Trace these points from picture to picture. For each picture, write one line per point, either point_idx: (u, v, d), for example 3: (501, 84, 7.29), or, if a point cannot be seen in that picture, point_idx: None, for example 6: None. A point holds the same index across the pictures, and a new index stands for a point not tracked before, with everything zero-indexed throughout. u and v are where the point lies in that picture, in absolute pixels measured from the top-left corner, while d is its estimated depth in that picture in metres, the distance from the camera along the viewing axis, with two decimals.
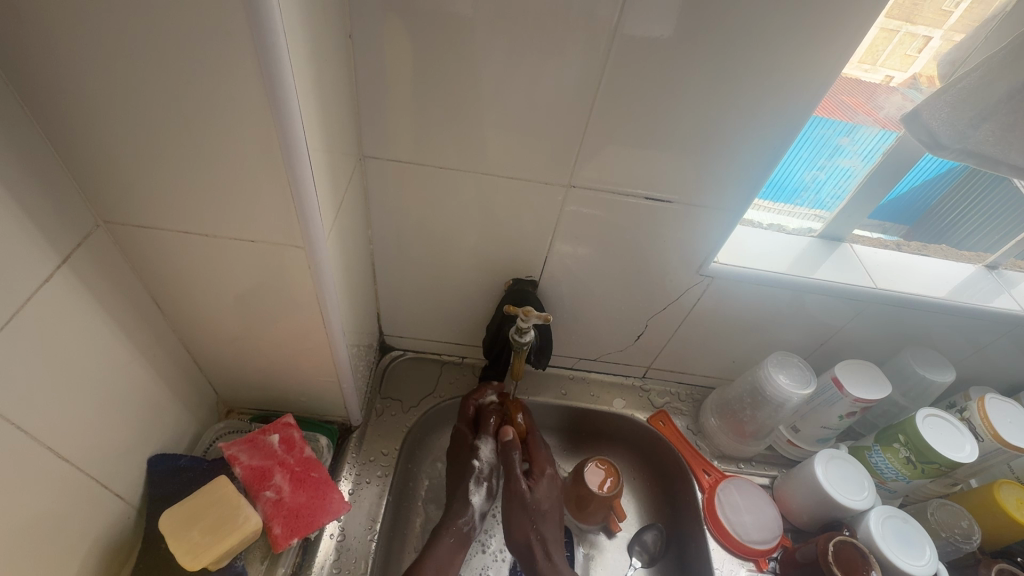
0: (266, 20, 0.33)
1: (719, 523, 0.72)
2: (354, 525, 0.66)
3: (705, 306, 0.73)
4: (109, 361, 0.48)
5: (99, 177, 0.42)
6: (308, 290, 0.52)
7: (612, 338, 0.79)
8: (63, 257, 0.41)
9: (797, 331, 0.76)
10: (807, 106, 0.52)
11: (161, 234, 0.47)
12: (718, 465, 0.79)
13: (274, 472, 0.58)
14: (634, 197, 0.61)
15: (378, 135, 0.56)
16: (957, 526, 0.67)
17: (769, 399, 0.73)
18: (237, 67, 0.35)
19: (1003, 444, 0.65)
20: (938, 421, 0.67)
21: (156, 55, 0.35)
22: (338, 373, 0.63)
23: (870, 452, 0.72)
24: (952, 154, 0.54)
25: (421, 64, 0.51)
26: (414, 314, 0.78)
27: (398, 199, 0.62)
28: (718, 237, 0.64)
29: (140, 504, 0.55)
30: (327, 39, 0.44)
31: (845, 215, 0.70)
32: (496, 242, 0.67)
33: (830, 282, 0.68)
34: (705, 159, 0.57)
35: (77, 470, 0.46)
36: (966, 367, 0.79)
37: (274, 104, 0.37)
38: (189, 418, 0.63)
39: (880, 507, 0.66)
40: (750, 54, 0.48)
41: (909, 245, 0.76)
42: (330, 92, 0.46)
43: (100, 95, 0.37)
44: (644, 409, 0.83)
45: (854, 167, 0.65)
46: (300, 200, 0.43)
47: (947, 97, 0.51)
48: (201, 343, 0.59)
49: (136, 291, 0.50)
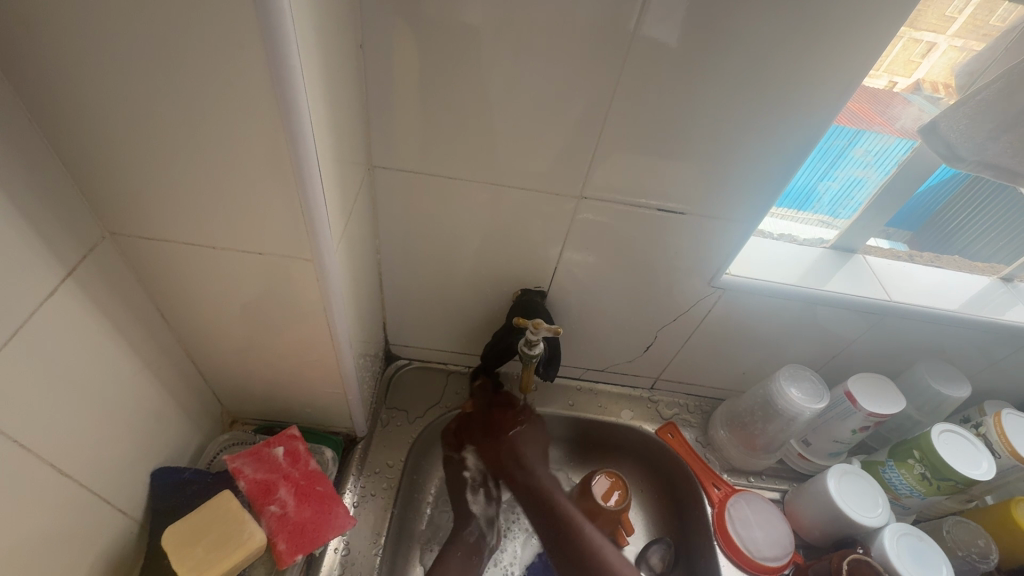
0: (277, 28, 0.32)
1: (729, 538, 0.70)
2: (359, 539, 0.65)
3: (715, 317, 0.72)
4: (114, 374, 0.47)
5: (106, 189, 0.41)
6: (316, 301, 0.51)
7: (620, 348, 0.78)
8: (69, 270, 0.41)
9: (809, 343, 0.75)
10: (823, 118, 0.51)
11: (167, 245, 0.46)
12: (728, 478, 0.78)
13: (279, 485, 0.58)
14: (645, 208, 0.60)
15: (388, 144, 0.55)
16: (975, 545, 0.66)
17: (779, 412, 0.72)
18: (249, 78, 0.34)
19: (1021, 461, 0.64)
20: (953, 436, 0.66)
21: (167, 68, 0.34)
22: (344, 384, 0.62)
23: (884, 467, 0.71)
24: (969, 166, 0.53)
25: (431, 71, 0.50)
26: (420, 323, 0.77)
27: (407, 208, 0.62)
28: (729, 249, 0.63)
29: (143, 519, 0.54)
30: (338, 47, 0.43)
31: (858, 226, 0.69)
32: (505, 252, 0.66)
33: (843, 295, 0.67)
34: (719, 170, 0.56)
35: (80, 485, 0.45)
36: (982, 380, 0.78)
37: (284, 114, 0.36)
38: (193, 430, 0.62)
39: (895, 524, 0.65)
40: (767, 65, 0.48)
41: (922, 256, 0.75)
42: (341, 100, 0.45)
43: (108, 107, 0.36)
44: (652, 421, 0.82)
45: (868, 177, 0.64)
46: (310, 211, 0.42)
47: (965, 108, 0.50)
48: (206, 354, 0.58)
49: (141, 302, 0.50)
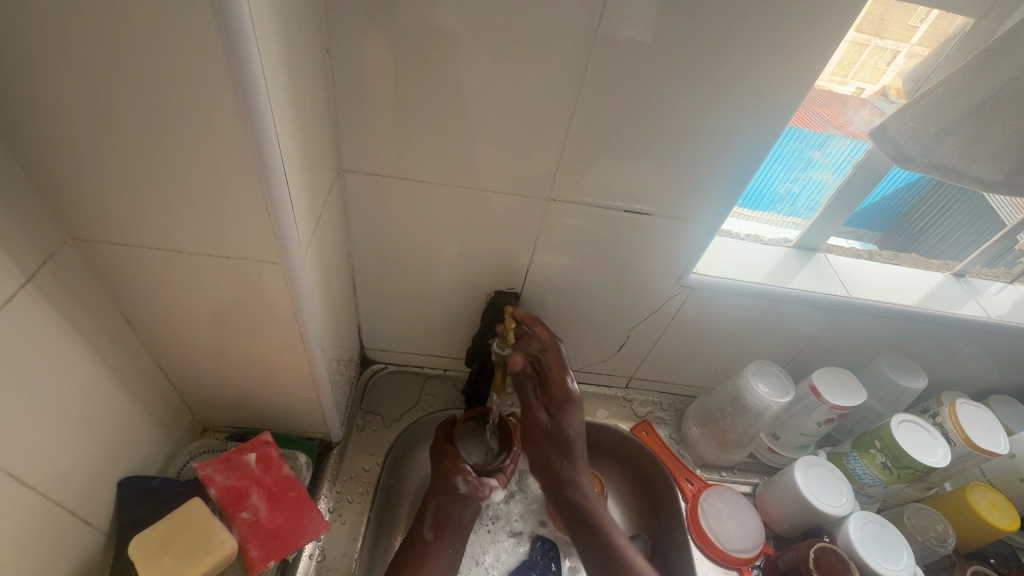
0: (239, 33, 0.32)
1: (703, 532, 0.72)
2: (335, 545, 0.65)
3: (685, 316, 0.74)
4: (78, 382, 0.47)
5: (66, 193, 0.41)
6: (286, 305, 0.51)
7: (595, 348, 0.80)
8: (29, 277, 0.40)
9: (776, 340, 0.77)
10: (778, 121, 0.53)
11: (132, 251, 0.45)
12: (701, 473, 0.80)
13: (251, 492, 0.57)
14: (613, 210, 0.61)
15: (357, 149, 0.56)
16: (934, 529, 0.69)
17: (748, 407, 0.74)
18: (211, 82, 0.35)
19: (975, 448, 0.68)
20: (912, 427, 0.68)
21: (128, 71, 0.34)
22: (317, 388, 0.62)
23: (848, 458, 0.74)
24: (918, 168, 0.55)
25: (399, 76, 0.50)
26: (395, 327, 0.77)
27: (378, 213, 0.62)
28: (696, 249, 0.65)
29: (110, 530, 0.53)
30: (303, 52, 0.44)
31: (819, 225, 0.72)
32: (476, 254, 0.67)
33: (806, 293, 0.69)
34: (683, 171, 0.58)
35: (42, 495, 0.44)
36: (939, 372, 0.81)
37: (249, 117, 0.36)
38: (162, 439, 0.61)
39: (859, 513, 0.67)
40: (725, 69, 0.49)
41: (881, 254, 0.78)
42: (307, 105, 0.45)
43: (68, 111, 0.36)
44: (627, 419, 0.84)
45: (826, 179, 0.67)
46: (276, 214, 0.42)
47: (912, 112, 0.53)
48: (174, 361, 0.57)
49: (106, 308, 0.49)
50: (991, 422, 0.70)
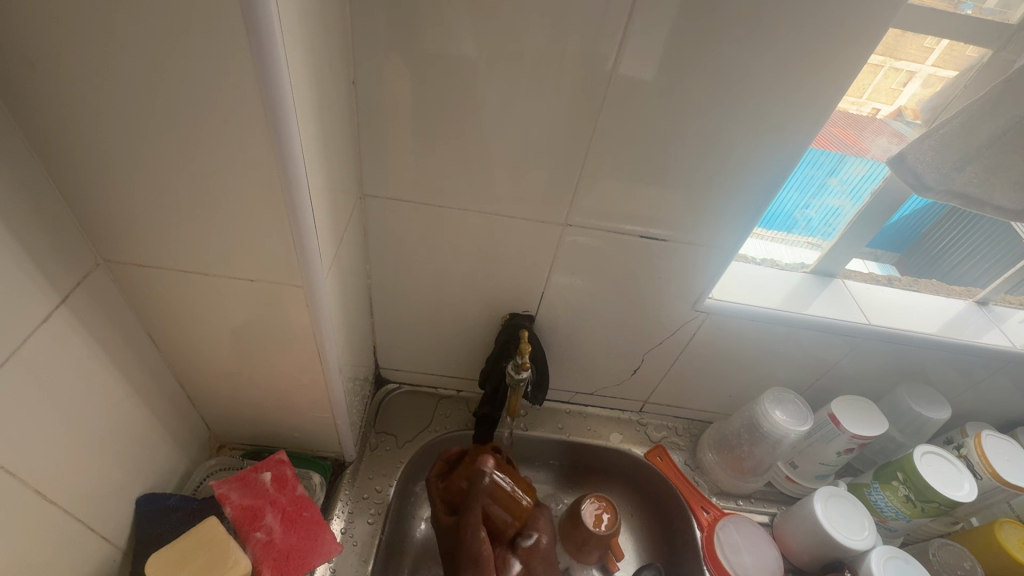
0: (272, 67, 0.34)
1: (719, 563, 0.70)
2: (345, 566, 0.64)
3: (701, 340, 0.73)
4: (104, 398, 0.48)
5: (99, 216, 0.42)
6: (306, 326, 0.52)
7: (610, 371, 0.79)
8: (63, 296, 0.42)
9: (794, 366, 0.76)
10: (794, 149, 0.54)
11: (159, 272, 0.47)
12: (717, 502, 0.78)
13: (265, 511, 0.58)
14: (630, 234, 0.62)
15: (378, 174, 0.58)
16: (960, 567, 0.67)
17: (765, 434, 0.73)
18: (244, 115, 0.36)
19: (1002, 483, 0.66)
20: (936, 459, 0.67)
21: (168, 105, 0.36)
22: (332, 408, 0.63)
23: (870, 489, 0.72)
24: (937, 196, 0.55)
25: (420, 103, 0.52)
26: (410, 347, 0.78)
27: (397, 235, 0.63)
28: (712, 275, 0.65)
29: (126, 546, 0.54)
30: (330, 83, 0.45)
31: (837, 250, 0.71)
32: (492, 277, 0.67)
33: (824, 319, 0.68)
34: (698, 197, 0.58)
35: (64, 510, 0.45)
36: (963, 403, 0.79)
37: (279, 146, 0.38)
38: (180, 455, 0.62)
39: (882, 547, 0.66)
40: (741, 95, 0.50)
41: (900, 280, 0.77)
42: (333, 132, 0.47)
43: (112, 140, 0.38)
44: (641, 444, 0.83)
45: (843, 206, 0.67)
46: (301, 239, 0.44)
47: (931, 139, 0.52)
48: (196, 378, 0.59)
49: (132, 326, 0.50)
50: (1020, 455, 0.68)
